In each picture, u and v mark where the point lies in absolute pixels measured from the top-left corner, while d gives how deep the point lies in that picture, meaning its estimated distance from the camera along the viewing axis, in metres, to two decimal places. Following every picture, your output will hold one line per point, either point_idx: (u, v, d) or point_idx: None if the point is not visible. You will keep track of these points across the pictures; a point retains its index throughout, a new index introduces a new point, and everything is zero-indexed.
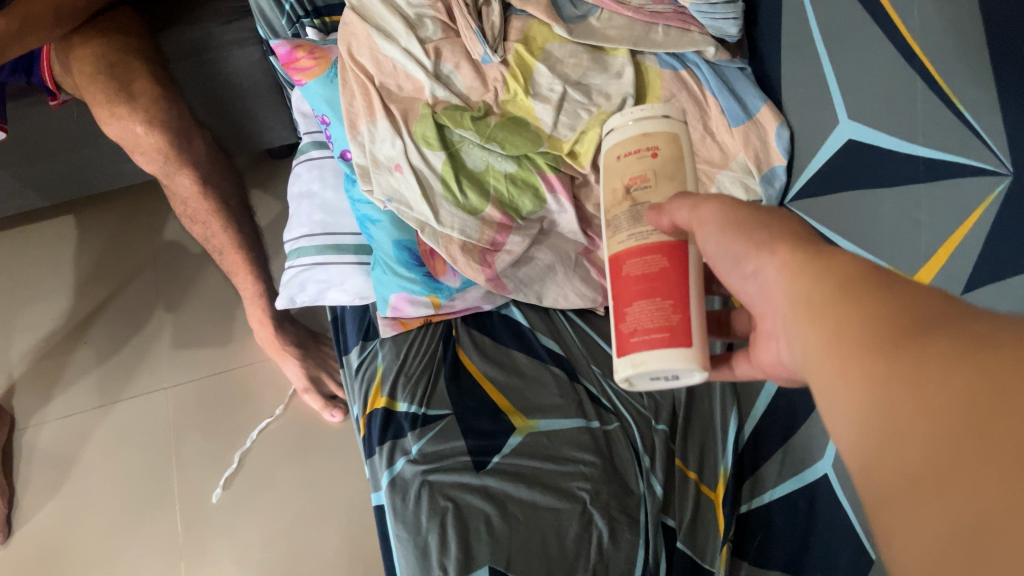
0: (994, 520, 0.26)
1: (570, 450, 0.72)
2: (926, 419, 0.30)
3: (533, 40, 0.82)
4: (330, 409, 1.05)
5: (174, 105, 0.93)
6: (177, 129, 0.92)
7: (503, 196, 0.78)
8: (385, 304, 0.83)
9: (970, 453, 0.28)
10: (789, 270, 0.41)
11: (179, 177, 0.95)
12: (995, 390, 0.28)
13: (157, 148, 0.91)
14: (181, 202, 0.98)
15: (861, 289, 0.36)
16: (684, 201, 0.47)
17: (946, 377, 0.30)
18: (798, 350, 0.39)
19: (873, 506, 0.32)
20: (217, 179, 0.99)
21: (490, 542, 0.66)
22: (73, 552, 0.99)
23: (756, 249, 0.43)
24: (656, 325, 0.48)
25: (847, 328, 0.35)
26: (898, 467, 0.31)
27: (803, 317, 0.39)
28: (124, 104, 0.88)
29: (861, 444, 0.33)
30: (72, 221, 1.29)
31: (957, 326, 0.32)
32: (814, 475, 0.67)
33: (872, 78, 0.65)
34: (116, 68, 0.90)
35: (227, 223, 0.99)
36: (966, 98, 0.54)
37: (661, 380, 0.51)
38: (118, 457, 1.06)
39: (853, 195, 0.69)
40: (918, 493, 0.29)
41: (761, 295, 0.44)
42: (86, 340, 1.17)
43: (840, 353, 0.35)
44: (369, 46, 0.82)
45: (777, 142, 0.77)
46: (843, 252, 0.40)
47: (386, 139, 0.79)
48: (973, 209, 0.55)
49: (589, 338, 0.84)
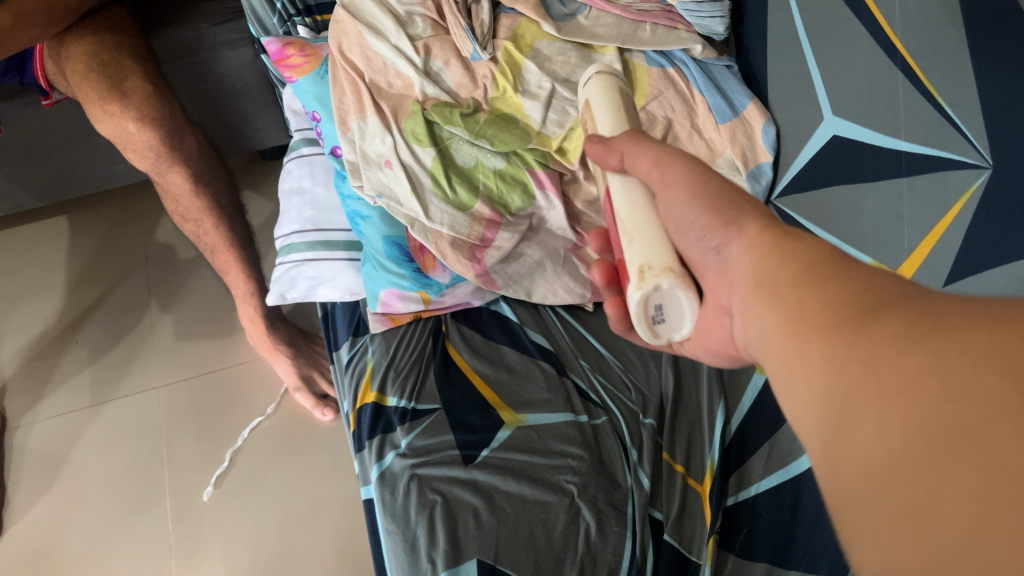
0: (945, 499, 0.27)
1: (557, 443, 0.73)
2: (879, 399, 0.31)
3: (521, 38, 0.83)
4: (321, 408, 1.05)
5: (166, 103, 0.93)
6: (170, 127, 0.93)
7: (492, 192, 0.78)
8: (374, 300, 0.83)
9: (924, 434, 0.29)
10: (755, 250, 0.42)
11: (170, 175, 0.95)
12: (948, 371, 0.29)
13: (149, 146, 0.92)
14: (173, 200, 0.98)
15: (822, 272, 0.38)
16: (648, 152, 0.49)
17: (899, 359, 0.31)
18: (754, 329, 0.41)
19: (825, 486, 0.33)
20: (209, 178, 0.99)
21: (478, 535, 0.66)
22: (63, 551, 0.98)
23: (725, 224, 0.44)
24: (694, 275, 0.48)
25: (812, 316, 0.36)
26: (850, 448, 0.32)
27: (763, 296, 0.40)
28: (116, 102, 0.88)
29: (821, 431, 0.34)
30: (65, 221, 1.29)
31: (917, 311, 0.33)
32: (801, 466, 0.70)
33: (853, 77, 0.66)
34: (109, 65, 0.90)
35: (219, 221, 1.00)
36: (945, 92, 0.55)
37: (654, 309, 0.48)
38: (109, 456, 1.06)
39: (838, 190, 0.70)
40: (873, 480, 0.30)
41: (720, 271, 0.45)
42: (78, 339, 1.17)
43: (801, 336, 0.36)
44: (359, 43, 0.83)
45: (763, 139, 0.78)
46: (819, 244, 0.41)
47: (376, 136, 0.79)
48: (953, 202, 0.56)
49: (577, 334, 0.85)
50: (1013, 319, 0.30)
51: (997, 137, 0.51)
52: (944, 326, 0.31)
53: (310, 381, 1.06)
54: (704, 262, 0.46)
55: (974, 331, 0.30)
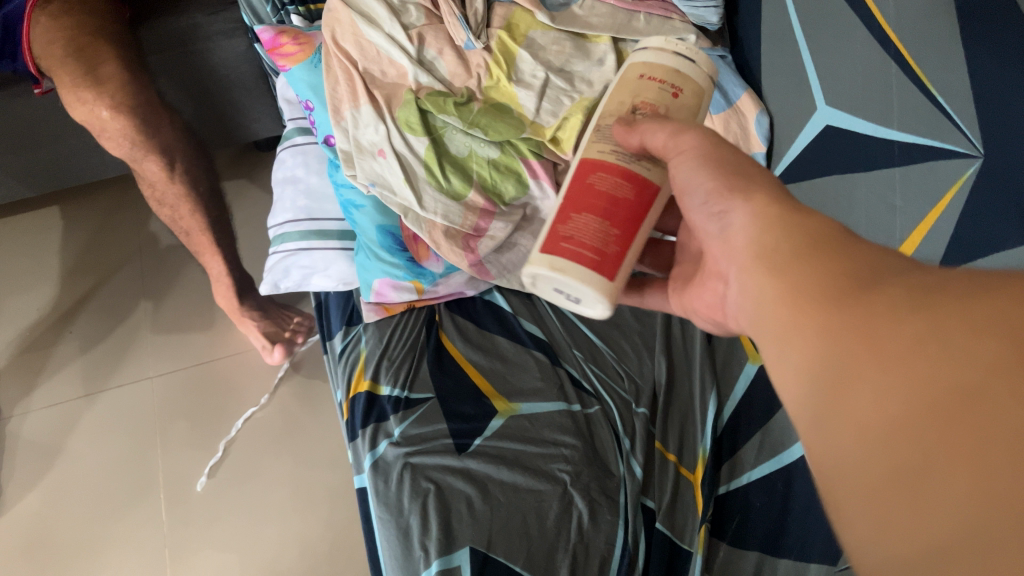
0: (941, 460, 0.28)
1: (551, 432, 0.73)
2: (880, 366, 0.32)
3: (515, 27, 0.83)
4: (272, 350, 1.07)
5: (143, 91, 0.93)
6: (145, 114, 0.93)
7: (485, 181, 0.78)
8: (369, 289, 0.83)
9: (921, 407, 0.29)
10: (758, 222, 0.42)
11: (147, 163, 0.95)
12: (943, 337, 0.30)
13: (123, 133, 0.92)
14: (150, 186, 0.98)
15: (824, 249, 0.38)
16: (664, 124, 0.47)
17: (897, 328, 0.32)
18: (749, 297, 0.42)
19: (820, 452, 0.34)
20: (186, 163, 0.99)
21: (471, 523, 0.67)
22: (58, 542, 0.98)
23: (730, 191, 0.44)
24: (593, 244, 0.48)
25: (807, 291, 0.37)
26: (848, 416, 0.32)
27: (763, 266, 0.40)
28: (90, 89, 0.89)
29: (817, 409, 0.34)
30: (58, 211, 1.28)
31: (913, 282, 0.34)
32: (791, 456, 0.70)
33: (847, 65, 0.66)
34: (85, 50, 0.90)
35: (195, 207, 1.00)
36: (939, 83, 0.55)
37: (564, 295, 0.50)
38: (102, 446, 1.05)
39: (832, 179, 0.70)
40: (869, 456, 0.31)
41: (723, 239, 0.45)
42: (71, 330, 1.16)
43: (799, 306, 0.37)
44: (353, 31, 0.82)
45: (757, 129, 0.79)
46: (812, 216, 0.41)
47: (369, 124, 0.79)
48: (945, 191, 0.56)
49: (571, 324, 0.84)
50: (1005, 291, 0.30)
51: (990, 123, 0.51)
52: (934, 304, 0.32)
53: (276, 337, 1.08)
54: (706, 228, 0.47)
55: (967, 299, 0.31)
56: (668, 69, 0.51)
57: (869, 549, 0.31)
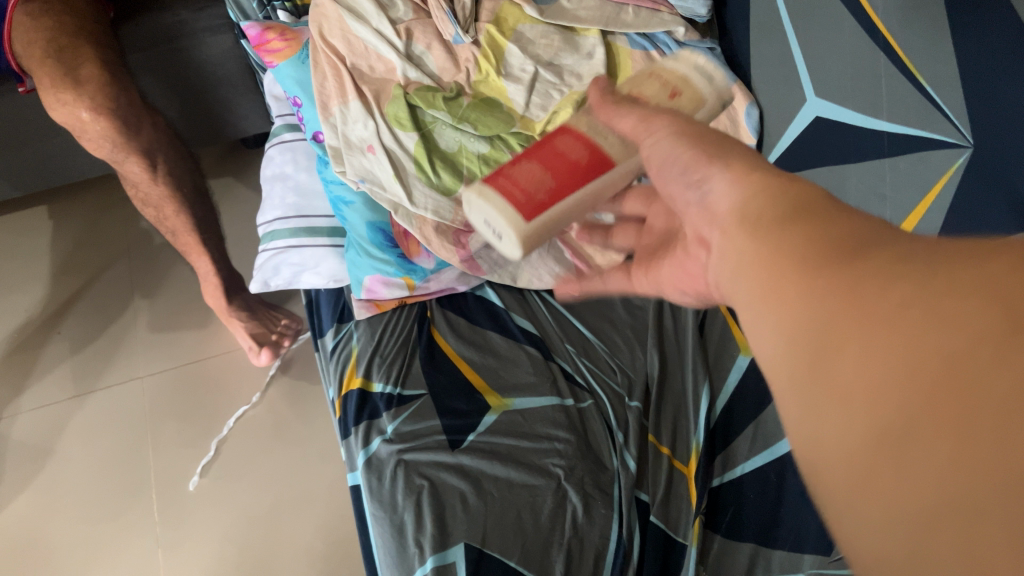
0: (925, 426, 0.28)
1: (544, 427, 0.73)
2: (855, 339, 0.32)
3: (504, 21, 0.83)
4: (259, 353, 1.05)
5: (123, 92, 0.91)
6: (126, 116, 0.91)
7: (476, 176, 0.77)
8: (359, 287, 0.83)
9: (913, 372, 0.29)
10: (739, 188, 0.41)
11: (128, 164, 0.94)
12: (926, 311, 0.30)
13: (104, 135, 0.90)
14: (133, 186, 0.97)
15: (804, 217, 0.38)
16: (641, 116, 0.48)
17: (879, 305, 0.31)
18: (728, 261, 0.41)
19: (799, 430, 0.33)
20: (169, 164, 0.98)
21: (465, 519, 0.67)
22: (49, 544, 0.97)
23: (708, 159, 0.43)
24: (524, 185, 0.48)
25: (784, 251, 0.37)
26: (831, 382, 0.32)
27: (746, 230, 0.40)
28: (70, 90, 0.86)
29: (795, 377, 0.34)
30: (45, 211, 1.28)
31: (897, 250, 0.34)
32: (784, 448, 0.71)
33: (835, 55, 0.66)
34: (65, 51, 0.88)
35: (180, 208, 0.99)
36: (927, 72, 0.55)
37: (488, 233, 0.50)
38: (93, 447, 1.04)
39: (821, 171, 0.70)
40: (855, 452, 0.31)
41: (704, 208, 0.44)
42: (60, 330, 1.15)
43: (778, 270, 0.36)
44: (341, 27, 0.82)
45: (747, 121, 0.78)
46: (794, 182, 0.40)
47: (358, 120, 0.79)
48: (935, 181, 0.56)
49: (563, 319, 0.84)
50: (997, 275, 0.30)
51: (978, 114, 0.52)
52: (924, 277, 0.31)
53: (263, 339, 1.07)
54: (688, 200, 0.45)
55: (951, 276, 0.31)
56: (679, 74, 0.54)
57: (862, 539, 0.31)
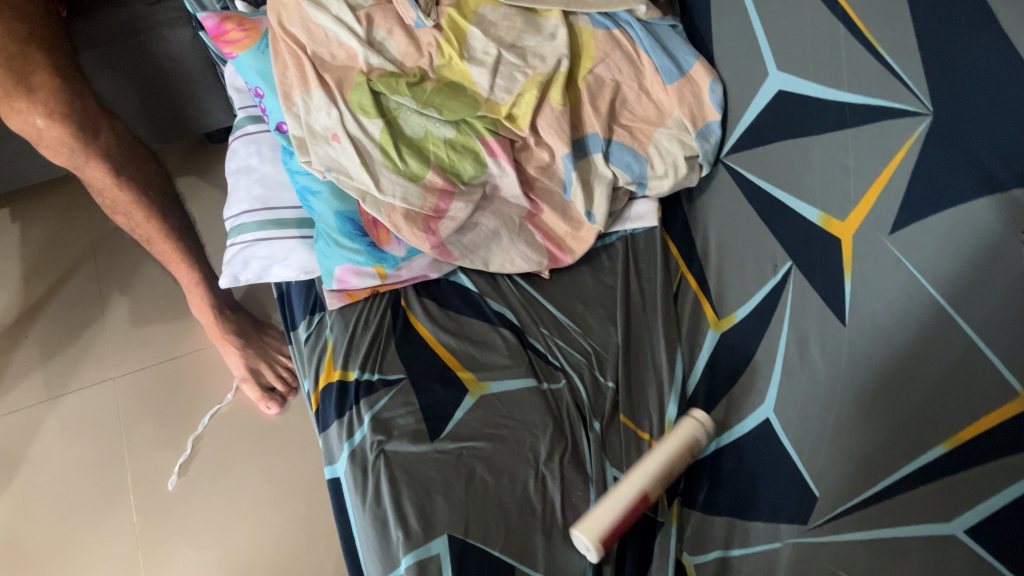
0: None
1: (521, 411, 0.74)
2: None
3: (465, 5, 0.81)
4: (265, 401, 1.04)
5: (78, 96, 0.88)
6: (82, 120, 0.88)
7: (443, 161, 0.78)
8: (330, 277, 0.82)
9: None
10: None
11: (90, 168, 0.90)
12: None
13: (61, 141, 0.87)
14: (99, 194, 0.94)
15: None
16: None
17: None
18: None
19: None
20: (133, 169, 0.94)
21: (448, 507, 0.67)
22: (27, 550, 0.96)
23: None
24: None
25: None
26: None
27: None
28: (22, 97, 0.83)
29: None
30: (7, 214, 1.25)
31: None
32: (756, 420, 0.71)
33: (796, 28, 0.66)
34: (16, 60, 0.83)
35: (150, 214, 0.95)
36: (886, 42, 0.56)
37: None
38: (68, 451, 1.03)
39: (786, 144, 0.70)
40: None
41: None
42: (28, 335, 1.14)
43: None
44: (300, 15, 0.80)
45: (710, 97, 0.79)
46: None
47: (321, 109, 0.78)
48: (897, 149, 0.57)
49: (534, 300, 0.84)
50: None
51: (937, 81, 0.52)
52: None
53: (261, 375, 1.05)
54: None
55: None
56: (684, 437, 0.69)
57: None
